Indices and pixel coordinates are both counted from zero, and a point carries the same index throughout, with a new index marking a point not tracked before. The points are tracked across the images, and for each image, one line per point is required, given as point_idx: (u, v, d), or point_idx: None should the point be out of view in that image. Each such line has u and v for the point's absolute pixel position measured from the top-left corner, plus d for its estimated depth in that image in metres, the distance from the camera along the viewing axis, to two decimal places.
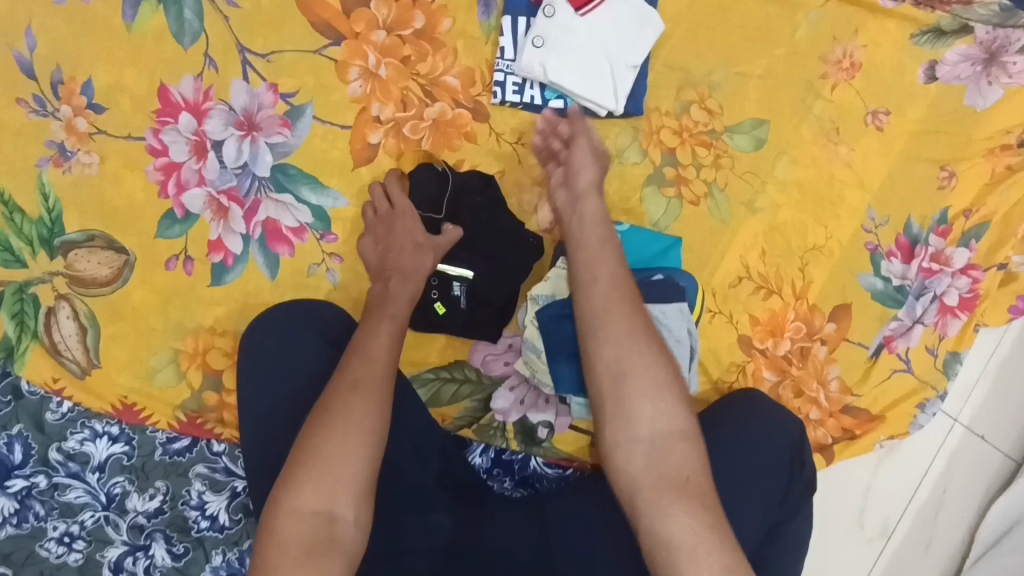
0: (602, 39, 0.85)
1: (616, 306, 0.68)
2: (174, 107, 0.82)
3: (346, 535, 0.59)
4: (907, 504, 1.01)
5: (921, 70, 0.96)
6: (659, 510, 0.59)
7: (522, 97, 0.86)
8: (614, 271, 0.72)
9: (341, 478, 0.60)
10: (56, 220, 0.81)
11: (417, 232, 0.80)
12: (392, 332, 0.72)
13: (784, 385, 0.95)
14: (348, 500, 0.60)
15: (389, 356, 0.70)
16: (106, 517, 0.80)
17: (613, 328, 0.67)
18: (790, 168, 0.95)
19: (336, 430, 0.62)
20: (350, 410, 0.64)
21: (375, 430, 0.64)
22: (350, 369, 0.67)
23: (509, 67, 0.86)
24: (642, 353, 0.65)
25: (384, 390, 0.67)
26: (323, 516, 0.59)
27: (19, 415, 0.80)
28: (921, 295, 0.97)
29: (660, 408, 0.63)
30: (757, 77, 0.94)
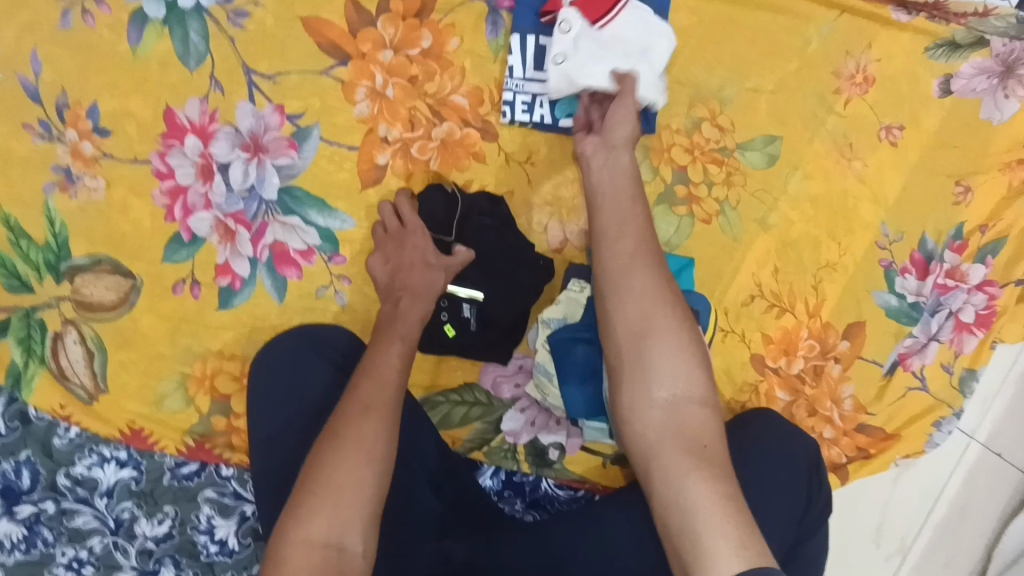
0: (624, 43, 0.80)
1: (641, 272, 0.69)
2: (180, 129, 0.81)
3: (354, 568, 0.58)
4: (923, 522, 0.99)
5: (935, 84, 0.94)
6: (675, 469, 0.61)
7: (531, 117, 0.85)
8: (639, 233, 0.72)
9: (352, 508, 0.60)
10: (62, 245, 0.81)
11: (428, 253, 0.80)
12: (403, 353, 0.72)
13: (797, 404, 0.94)
14: (357, 530, 0.59)
15: (399, 380, 0.69)
16: (115, 543, 0.79)
17: (634, 295, 0.68)
18: (802, 183, 0.94)
19: (347, 458, 0.62)
20: (362, 436, 0.63)
21: (386, 459, 0.63)
22: (360, 394, 0.67)
23: (518, 86, 0.85)
24: (664, 319, 0.67)
25: (394, 417, 0.66)
26: (332, 547, 0.58)
27: (27, 441, 0.80)
28: (936, 312, 0.96)
29: (678, 375, 0.65)
30: (769, 92, 0.93)
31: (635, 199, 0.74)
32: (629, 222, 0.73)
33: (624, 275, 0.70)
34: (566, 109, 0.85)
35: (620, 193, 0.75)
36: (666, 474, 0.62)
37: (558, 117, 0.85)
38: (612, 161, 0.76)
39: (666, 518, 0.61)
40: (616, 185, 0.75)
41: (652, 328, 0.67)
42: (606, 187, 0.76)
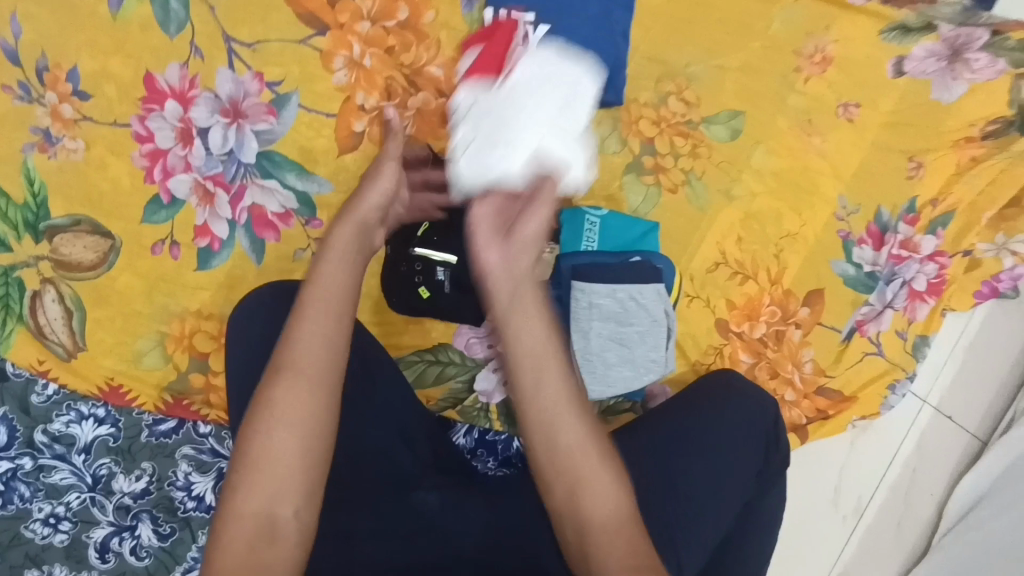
0: (541, 112, 0.77)
1: (565, 403, 0.53)
2: (159, 93, 0.83)
3: (290, 534, 0.56)
4: (879, 483, 1.04)
5: (889, 65, 0.98)
6: None
7: None
8: (555, 352, 0.55)
9: (280, 478, 0.57)
10: (41, 205, 0.82)
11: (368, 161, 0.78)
12: (338, 296, 0.63)
13: (760, 366, 0.99)
14: (289, 498, 0.57)
15: (332, 333, 0.61)
16: (92, 499, 0.81)
17: (558, 428, 0.53)
18: (765, 157, 0.98)
19: (270, 429, 0.58)
20: (287, 403, 0.58)
21: (316, 424, 0.58)
22: (284, 355, 0.60)
23: None
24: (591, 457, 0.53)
25: (326, 371, 0.60)
26: (263, 516, 0.56)
27: (5, 397, 0.81)
28: (891, 281, 1.00)
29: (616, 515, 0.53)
30: (734, 70, 0.97)
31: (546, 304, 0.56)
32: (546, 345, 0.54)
33: (549, 419, 0.53)
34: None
35: (527, 302, 0.55)
36: None
37: None
38: (513, 272, 0.56)
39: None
40: (523, 295, 0.56)
41: (583, 473, 0.53)
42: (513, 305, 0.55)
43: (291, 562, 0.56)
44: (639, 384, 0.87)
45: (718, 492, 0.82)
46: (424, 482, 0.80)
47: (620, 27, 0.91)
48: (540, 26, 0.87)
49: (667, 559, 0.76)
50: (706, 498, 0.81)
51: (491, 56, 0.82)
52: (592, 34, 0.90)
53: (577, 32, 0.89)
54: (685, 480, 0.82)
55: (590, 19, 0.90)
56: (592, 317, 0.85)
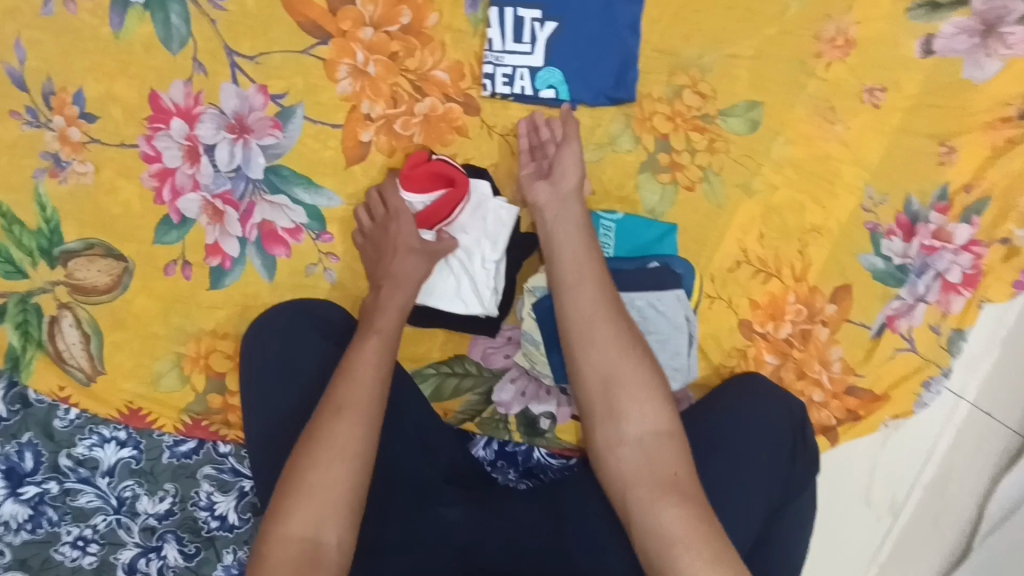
0: (464, 254, 0.84)
1: (598, 310, 0.72)
2: (165, 112, 0.82)
3: (331, 559, 0.61)
4: (914, 481, 1.00)
5: (917, 44, 0.93)
6: (653, 503, 0.64)
7: (512, 89, 0.87)
8: (595, 274, 0.75)
9: (327, 504, 0.63)
10: (54, 230, 0.82)
11: (412, 236, 0.80)
12: (380, 347, 0.73)
13: (786, 367, 0.95)
14: (333, 523, 0.63)
15: (378, 375, 0.71)
16: (117, 521, 0.81)
17: (596, 331, 0.72)
18: (784, 148, 0.94)
19: (319, 460, 0.65)
20: (334, 438, 0.66)
21: (361, 456, 0.66)
22: (335, 392, 0.69)
23: (498, 59, 0.86)
24: (625, 354, 0.71)
25: (370, 411, 0.68)
26: (308, 540, 0.62)
27: (28, 424, 0.81)
28: (923, 273, 0.96)
29: (645, 413, 0.68)
30: (748, 58, 0.93)
31: (585, 238, 0.78)
32: (585, 264, 0.75)
33: (584, 322, 0.72)
34: (548, 80, 0.87)
35: (572, 236, 0.78)
36: (642, 511, 0.64)
37: (538, 88, 0.87)
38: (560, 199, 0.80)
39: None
40: (569, 222, 0.79)
41: (613, 362, 0.70)
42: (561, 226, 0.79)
43: None
44: None
45: (744, 495, 0.80)
46: (446, 496, 0.79)
47: (628, 17, 0.87)
48: (545, 24, 0.86)
49: None
50: (729, 503, 0.79)
51: (445, 200, 0.82)
52: (596, 25, 0.87)
53: (582, 25, 0.87)
54: (707, 484, 0.80)
55: (595, 9, 0.86)
56: None
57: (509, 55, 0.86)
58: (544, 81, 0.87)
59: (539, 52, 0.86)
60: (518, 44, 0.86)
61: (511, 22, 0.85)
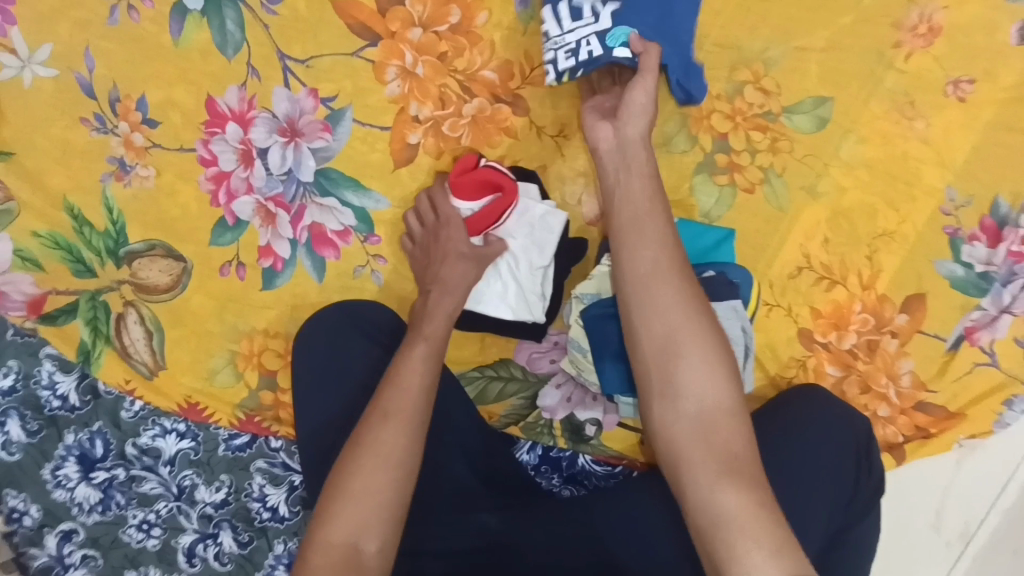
0: (512, 259, 0.82)
1: (662, 272, 0.68)
2: (221, 117, 0.84)
3: (372, 566, 0.61)
4: (993, 508, 0.92)
5: (1014, 30, 0.85)
6: (711, 484, 0.61)
7: (578, 58, 0.79)
8: (660, 235, 0.70)
9: (369, 511, 0.63)
10: (120, 232, 0.86)
11: (461, 242, 0.79)
12: (427, 355, 0.72)
13: (849, 380, 0.90)
14: (375, 529, 0.62)
15: (425, 383, 0.70)
16: (178, 507, 0.85)
17: (658, 297, 0.67)
18: (856, 147, 0.88)
19: (363, 464, 0.65)
20: (379, 444, 0.66)
21: (405, 463, 0.65)
22: (381, 398, 0.69)
23: (559, 42, 0.81)
24: (685, 319, 0.66)
25: (415, 420, 0.68)
26: (348, 545, 0.61)
27: (98, 413, 0.86)
28: (1010, 282, 0.88)
29: (707, 384, 0.65)
30: (819, 50, 0.86)
31: (651, 196, 0.72)
32: (649, 222, 0.71)
33: (645, 282, 0.68)
34: (621, 38, 0.78)
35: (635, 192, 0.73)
36: (698, 489, 0.61)
37: (609, 46, 0.78)
38: (623, 149, 0.75)
39: (715, 559, 0.58)
40: (633, 171, 0.74)
41: (676, 328, 0.66)
42: (623, 176, 0.74)
43: None
44: None
45: (803, 518, 0.76)
46: (487, 503, 0.79)
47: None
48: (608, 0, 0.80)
49: None
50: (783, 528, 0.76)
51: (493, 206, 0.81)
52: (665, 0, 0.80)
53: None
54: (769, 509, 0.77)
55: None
56: None
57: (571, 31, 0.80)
58: (615, 39, 0.78)
59: (605, 19, 0.79)
60: (579, 20, 0.80)
61: (569, 6, 0.81)
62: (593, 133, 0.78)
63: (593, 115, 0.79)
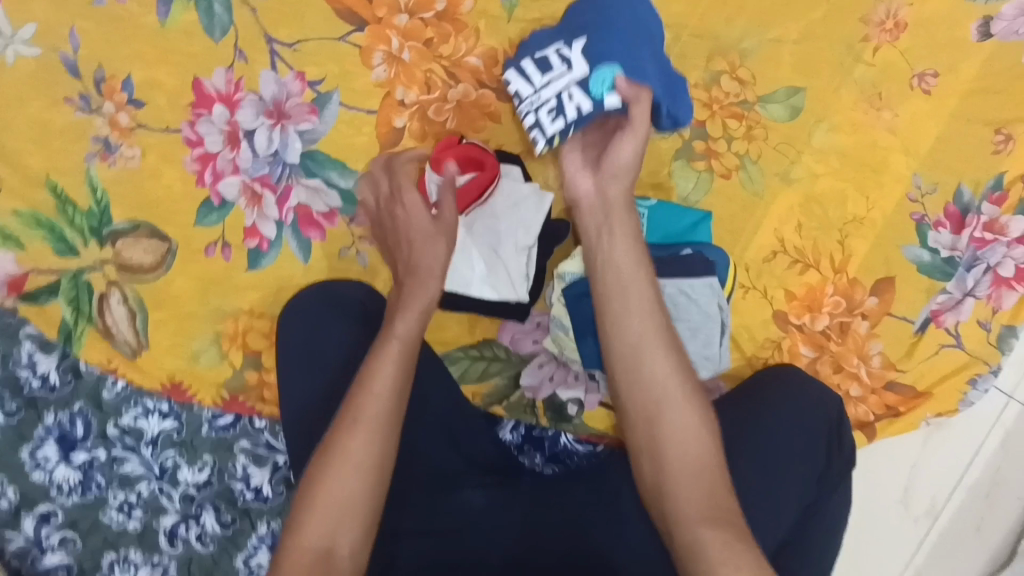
0: (495, 239, 0.83)
1: (638, 310, 0.70)
2: (207, 98, 0.85)
3: (343, 570, 0.62)
4: (958, 482, 0.97)
5: (973, 27, 0.89)
6: (694, 522, 0.62)
7: (563, 119, 0.78)
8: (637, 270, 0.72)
9: (339, 518, 0.63)
10: (104, 211, 0.86)
11: (421, 220, 0.75)
12: (399, 357, 0.69)
13: (822, 360, 0.93)
14: (346, 535, 0.63)
15: (396, 385, 0.68)
16: (160, 488, 0.85)
17: (633, 335, 0.69)
18: (828, 136, 0.91)
19: (335, 471, 0.64)
20: (348, 451, 0.65)
21: (375, 469, 0.65)
22: (352, 403, 0.67)
23: (535, 105, 0.81)
24: (658, 352, 0.69)
25: (385, 426, 0.66)
26: (321, 547, 0.62)
27: (78, 393, 0.86)
28: (972, 267, 0.92)
29: (684, 422, 0.66)
30: (793, 42, 0.90)
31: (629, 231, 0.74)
32: (625, 259, 0.72)
33: (622, 322, 0.70)
34: (602, 86, 0.78)
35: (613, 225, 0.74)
36: (682, 527, 0.62)
37: (595, 100, 0.77)
38: (608, 204, 0.75)
39: None
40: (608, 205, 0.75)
41: (649, 364, 0.68)
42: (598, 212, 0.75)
43: None
44: None
45: (778, 493, 0.79)
46: (473, 479, 0.80)
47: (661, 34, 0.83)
48: (572, 47, 0.80)
49: None
50: (760, 505, 0.78)
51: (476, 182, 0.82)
52: (635, 38, 0.80)
53: (616, 29, 0.80)
54: (743, 486, 0.79)
55: (629, 19, 0.81)
56: None
57: (546, 87, 0.80)
58: (598, 92, 0.78)
59: (578, 67, 0.79)
60: (550, 71, 0.81)
61: (536, 62, 0.82)
62: (573, 184, 0.77)
63: (574, 161, 0.78)
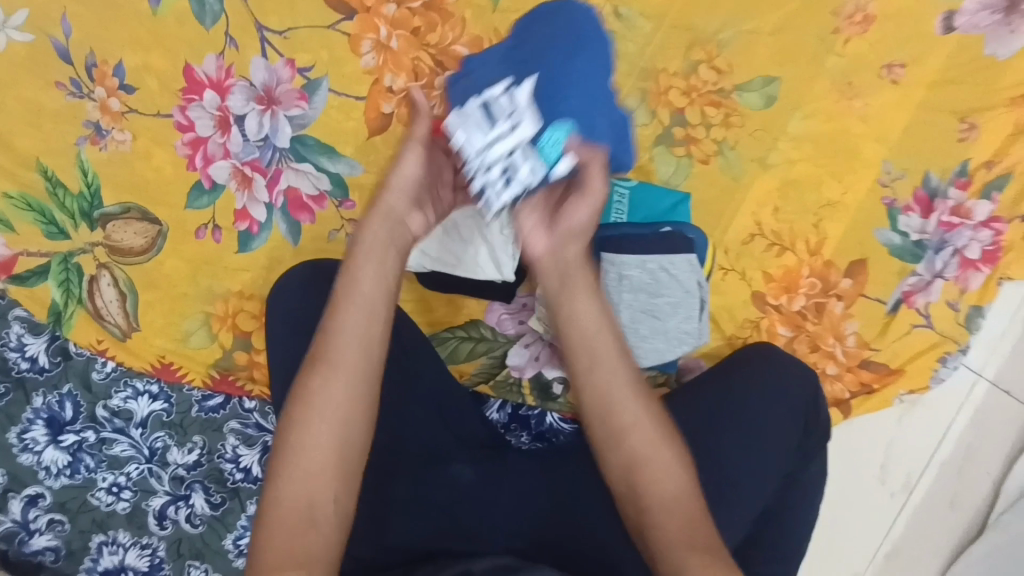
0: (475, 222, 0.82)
1: (600, 336, 0.66)
2: (198, 84, 0.86)
3: (328, 522, 0.55)
4: (930, 459, 1.00)
5: (938, 22, 0.92)
6: (680, 554, 0.56)
7: (519, 183, 0.71)
8: (595, 297, 0.68)
9: (316, 466, 0.56)
10: (95, 194, 0.87)
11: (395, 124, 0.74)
12: (369, 295, 0.62)
13: (799, 339, 0.96)
14: (326, 484, 0.56)
15: (370, 319, 0.61)
16: (149, 469, 0.86)
17: (597, 363, 0.64)
18: (803, 123, 0.94)
19: (310, 420, 0.57)
20: (321, 394, 0.58)
21: (353, 411, 0.58)
22: (320, 345, 0.60)
23: (485, 167, 0.72)
24: (624, 379, 0.64)
25: (359, 362, 0.59)
26: (303, 501, 0.55)
27: (68, 375, 0.86)
28: (941, 250, 0.95)
29: (658, 449, 0.61)
30: (768, 33, 0.93)
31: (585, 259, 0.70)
32: (583, 287, 0.67)
33: (585, 348, 0.65)
34: (556, 148, 0.73)
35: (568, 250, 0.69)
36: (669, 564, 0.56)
37: (549, 164, 0.71)
38: (563, 262, 0.69)
39: None
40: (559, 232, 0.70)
41: (615, 391, 0.63)
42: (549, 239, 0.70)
43: (329, 547, 0.54)
44: (670, 356, 0.86)
45: (761, 465, 0.80)
46: (462, 455, 0.80)
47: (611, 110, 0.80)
48: (519, 98, 0.74)
49: None
50: (739, 482, 0.79)
51: None
52: (582, 95, 0.78)
53: (563, 83, 0.77)
54: (726, 460, 0.80)
55: (581, 85, 0.78)
56: (621, 289, 0.84)
57: (497, 143, 0.71)
58: (552, 154, 0.72)
59: (526, 125, 0.73)
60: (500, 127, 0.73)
61: (478, 118, 0.73)
62: (529, 241, 0.71)
63: (529, 219, 0.71)
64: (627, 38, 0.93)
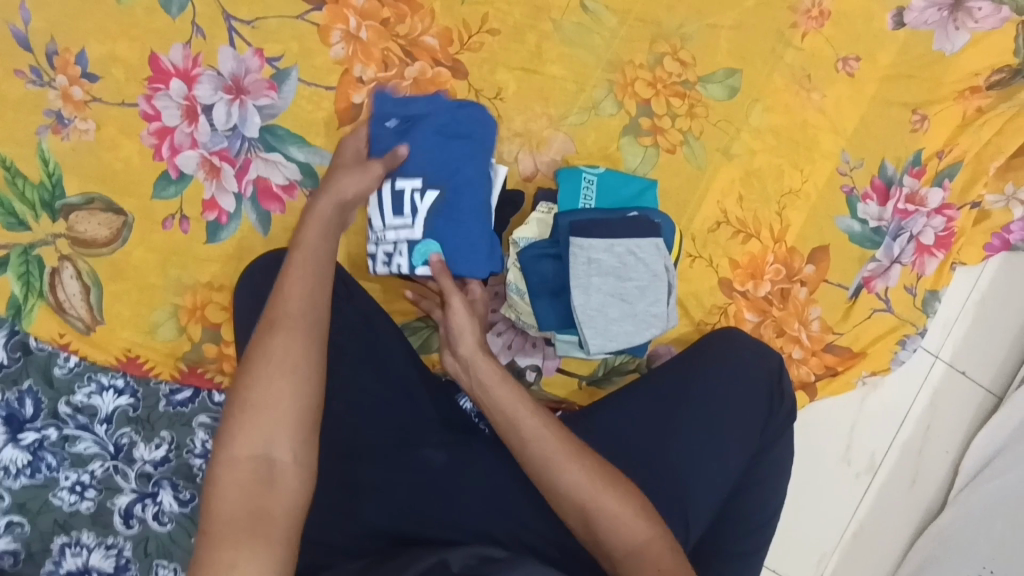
0: None
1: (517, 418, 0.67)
2: (165, 73, 0.85)
3: (288, 475, 0.56)
4: (892, 441, 1.03)
5: (889, 17, 0.97)
6: None
7: (390, 267, 0.79)
8: (503, 384, 0.69)
9: (271, 422, 0.57)
10: (56, 184, 0.85)
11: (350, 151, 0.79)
12: (314, 266, 0.65)
13: (765, 324, 0.98)
14: (284, 438, 0.57)
15: (316, 286, 0.64)
16: (115, 467, 0.84)
17: (523, 446, 0.66)
18: (763, 115, 0.97)
19: (261, 381, 0.58)
20: (272, 353, 0.59)
21: (305, 368, 0.59)
22: (270, 311, 0.62)
23: (379, 237, 0.80)
24: (548, 450, 0.65)
25: (308, 321, 0.62)
26: (259, 458, 0.56)
27: (29, 370, 0.84)
28: (898, 236, 0.99)
29: (600, 504, 0.63)
30: (728, 28, 0.96)
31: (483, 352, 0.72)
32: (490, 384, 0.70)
33: (510, 434, 0.67)
34: (425, 255, 0.78)
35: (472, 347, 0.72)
36: None
37: (414, 266, 0.78)
38: (468, 365, 0.72)
39: None
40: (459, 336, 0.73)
41: (545, 463, 0.65)
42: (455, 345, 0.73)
43: (291, 502, 0.55)
44: (639, 341, 0.86)
45: (727, 447, 0.82)
46: (432, 439, 0.78)
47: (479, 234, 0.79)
48: (425, 194, 0.77)
49: (673, 514, 0.78)
50: (707, 461, 0.81)
51: None
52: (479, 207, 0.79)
53: (467, 191, 0.79)
54: (686, 446, 0.81)
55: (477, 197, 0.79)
56: (591, 272, 0.84)
57: (387, 229, 0.79)
58: (422, 258, 0.77)
59: (418, 224, 0.78)
60: (399, 218, 0.78)
61: (390, 196, 0.78)
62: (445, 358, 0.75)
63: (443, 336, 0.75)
64: (594, 31, 0.95)
